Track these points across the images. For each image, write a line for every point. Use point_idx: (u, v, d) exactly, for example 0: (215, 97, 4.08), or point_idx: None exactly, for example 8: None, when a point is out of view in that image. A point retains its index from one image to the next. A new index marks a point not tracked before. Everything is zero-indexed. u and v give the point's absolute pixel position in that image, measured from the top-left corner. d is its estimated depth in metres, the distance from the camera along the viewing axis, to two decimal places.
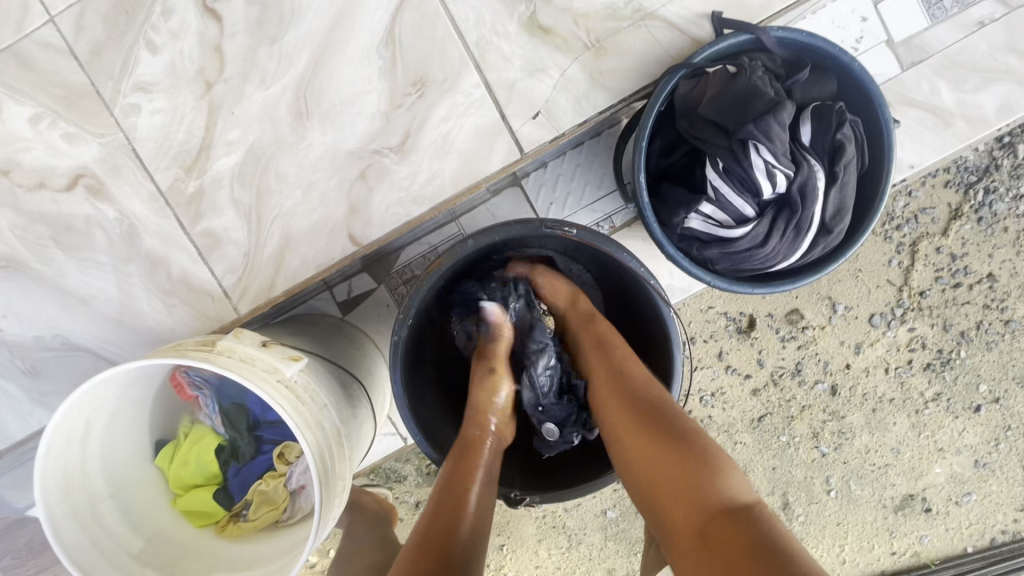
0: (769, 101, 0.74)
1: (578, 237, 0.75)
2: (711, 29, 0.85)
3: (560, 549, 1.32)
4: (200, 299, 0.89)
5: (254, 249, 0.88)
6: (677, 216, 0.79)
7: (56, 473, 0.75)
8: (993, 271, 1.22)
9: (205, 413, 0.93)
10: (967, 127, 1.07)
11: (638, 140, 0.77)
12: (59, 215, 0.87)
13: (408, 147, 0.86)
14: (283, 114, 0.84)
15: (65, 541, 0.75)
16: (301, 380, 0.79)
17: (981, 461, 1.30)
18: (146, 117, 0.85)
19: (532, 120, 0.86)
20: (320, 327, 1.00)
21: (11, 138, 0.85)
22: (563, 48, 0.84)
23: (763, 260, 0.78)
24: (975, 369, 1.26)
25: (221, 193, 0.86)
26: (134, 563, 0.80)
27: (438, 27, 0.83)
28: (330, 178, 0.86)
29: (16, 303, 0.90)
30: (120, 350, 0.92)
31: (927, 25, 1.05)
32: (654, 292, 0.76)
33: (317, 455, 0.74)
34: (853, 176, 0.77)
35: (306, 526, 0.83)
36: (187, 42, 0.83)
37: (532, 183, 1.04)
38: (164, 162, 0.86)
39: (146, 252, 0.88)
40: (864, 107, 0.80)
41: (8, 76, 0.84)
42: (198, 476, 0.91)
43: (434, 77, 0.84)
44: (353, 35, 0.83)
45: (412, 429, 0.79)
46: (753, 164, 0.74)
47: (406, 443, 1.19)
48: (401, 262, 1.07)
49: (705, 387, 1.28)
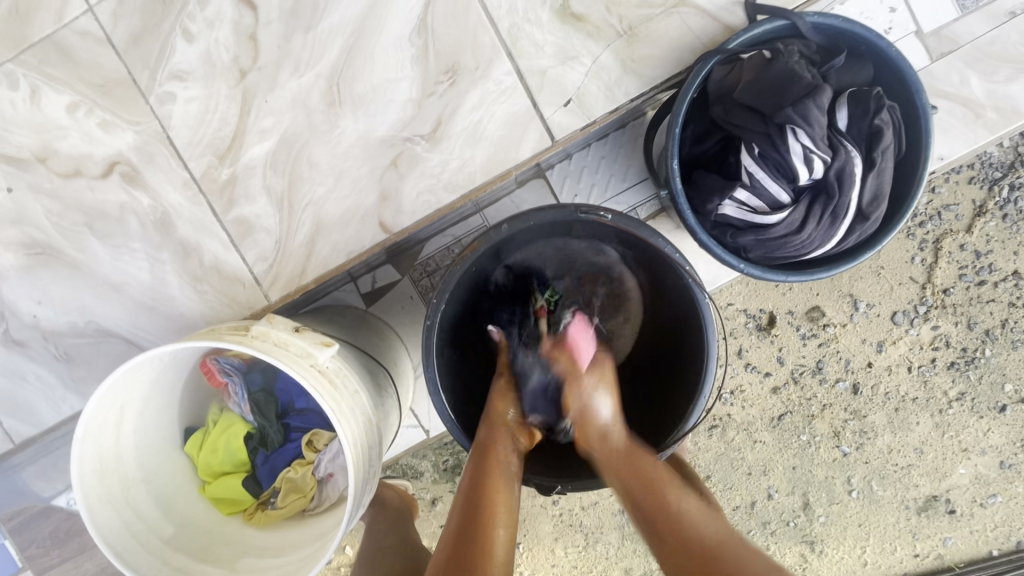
0: (808, 85, 0.73)
1: (612, 222, 0.75)
2: (744, 16, 0.85)
3: (577, 548, 1.32)
4: (230, 286, 0.90)
5: (285, 236, 0.88)
6: (712, 202, 0.78)
7: (93, 455, 0.75)
8: (1019, 269, 1.20)
9: (234, 400, 0.94)
10: (997, 118, 1.06)
11: (671, 126, 0.77)
12: (94, 201, 0.88)
13: (438, 134, 0.86)
14: (315, 102, 0.85)
15: (100, 522, 0.76)
16: (333, 366, 0.79)
17: (1007, 462, 1.28)
18: (181, 105, 0.86)
19: (563, 107, 0.86)
20: (347, 317, 1.01)
21: (48, 125, 0.87)
22: (595, 35, 0.85)
23: (799, 247, 0.77)
24: (1001, 368, 1.24)
25: (254, 181, 0.87)
26: (166, 547, 0.81)
27: (471, 15, 0.83)
28: (359, 165, 0.87)
29: (49, 288, 0.91)
30: (151, 335, 0.92)
31: (957, 15, 1.05)
32: (690, 278, 0.75)
33: (350, 439, 0.74)
34: (890, 162, 0.76)
35: (335, 515, 0.84)
36: (222, 30, 0.84)
37: (557, 175, 1.04)
38: (197, 149, 0.87)
39: (178, 239, 0.89)
40: (900, 93, 0.79)
41: (47, 65, 0.85)
42: (226, 463, 0.91)
43: (465, 64, 0.84)
44: (385, 23, 0.83)
45: (446, 418, 0.79)
46: (790, 149, 0.74)
47: (427, 436, 1.20)
48: (424, 254, 1.08)
49: (725, 385, 1.27)
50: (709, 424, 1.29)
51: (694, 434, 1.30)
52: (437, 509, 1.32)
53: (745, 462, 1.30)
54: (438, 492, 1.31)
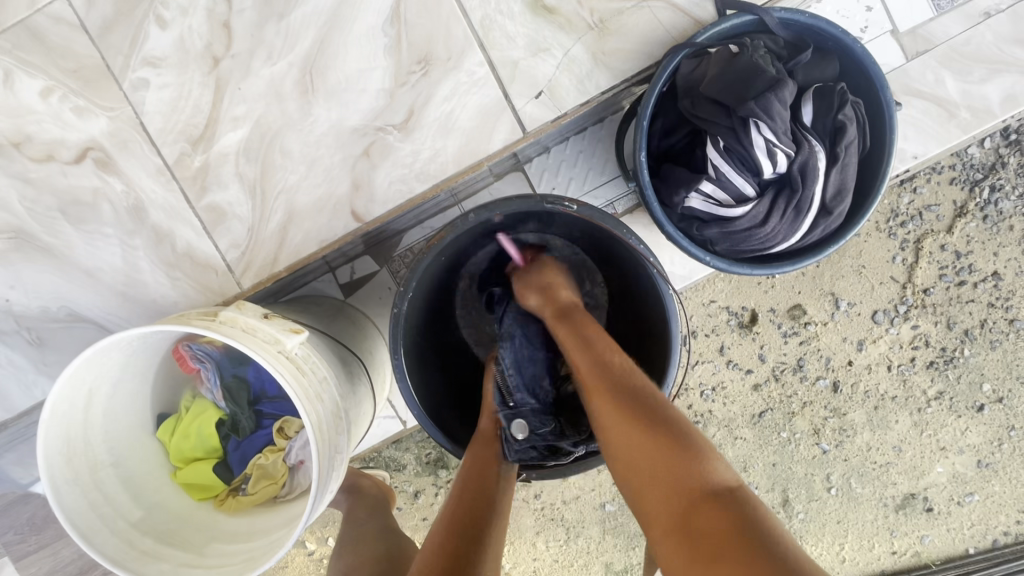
0: (771, 79, 0.74)
1: (578, 212, 0.75)
2: (714, 11, 0.85)
3: (558, 541, 1.33)
4: (204, 273, 0.90)
5: (259, 224, 0.89)
6: (678, 195, 0.79)
7: (60, 437, 0.76)
8: (998, 270, 1.21)
9: (207, 387, 0.94)
10: (972, 118, 1.07)
11: (639, 119, 0.78)
12: (68, 187, 0.89)
13: (412, 124, 0.86)
14: (289, 90, 0.85)
15: (66, 504, 0.76)
16: (301, 353, 0.80)
17: (984, 462, 1.29)
18: (155, 91, 0.86)
19: (535, 99, 0.86)
20: (322, 306, 1.01)
21: (21, 111, 0.87)
22: (567, 28, 0.85)
23: (763, 240, 0.78)
24: (979, 368, 1.26)
25: (227, 168, 0.87)
26: (134, 531, 0.81)
27: (443, 5, 0.84)
28: (334, 154, 0.87)
29: (22, 274, 0.91)
30: (124, 321, 0.93)
31: (933, 15, 1.06)
32: (655, 272, 0.76)
33: (315, 425, 0.74)
34: (854, 158, 0.77)
35: (303, 501, 0.85)
36: (195, 17, 0.84)
37: (535, 169, 1.05)
38: (171, 136, 0.87)
39: (152, 225, 0.89)
40: (866, 89, 0.80)
41: (20, 49, 0.85)
42: (198, 449, 0.92)
43: (438, 55, 0.85)
44: (358, 12, 0.84)
45: (412, 405, 0.80)
46: (753, 143, 0.75)
47: (406, 427, 1.20)
48: (403, 245, 1.09)
49: (706, 381, 1.28)
50: (689, 420, 1.30)
51: None
52: (421, 501, 1.32)
53: (725, 458, 1.31)
54: (420, 485, 1.32)
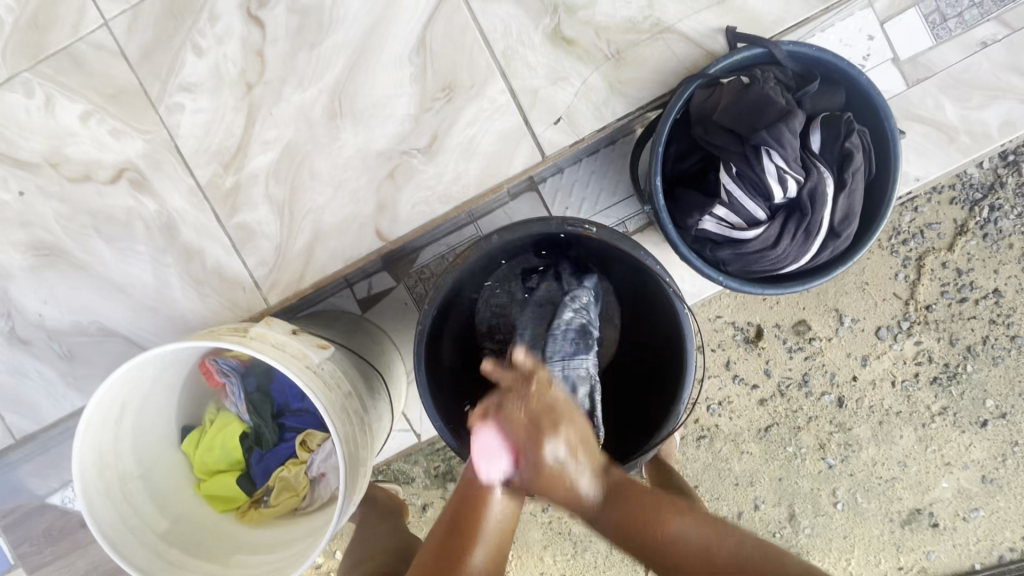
0: (781, 109, 0.78)
1: (596, 235, 0.78)
2: (725, 42, 0.89)
3: (566, 555, 1.34)
4: (231, 290, 0.93)
5: (285, 242, 0.92)
6: (692, 218, 0.83)
7: (93, 449, 0.78)
8: (999, 288, 1.24)
9: (231, 400, 0.97)
10: (970, 142, 1.11)
11: (654, 145, 0.81)
12: (103, 205, 0.92)
13: (435, 147, 0.90)
14: (317, 115, 0.89)
15: (97, 515, 0.78)
16: (327, 368, 0.82)
17: (988, 477, 1.31)
18: (189, 115, 0.90)
19: (554, 125, 0.90)
20: (342, 321, 1.04)
21: (60, 132, 0.90)
22: (584, 58, 0.89)
23: (774, 262, 0.82)
24: (982, 384, 1.28)
25: (256, 189, 0.91)
26: (161, 542, 0.83)
27: (467, 36, 0.88)
28: (359, 176, 0.91)
29: (55, 289, 0.94)
30: (152, 336, 0.96)
31: (932, 44, 1.10)
32: (671, 291, 0.79)
33: (342, 437, 0.77)
34: (861, 183, 0.81)
35: (325, 514, 0.87)
36: (231, 46, 0.88)
37: (549, 189, 1.08)
38: (203, 157, 0.91)
39: (182, 243, 0.92)
40: (871, 118, 0.84)
41: (62, 75, 0.89)
42: (222, 461, 0.94)
43: (462, 83, 0.89)
44: (386, 42, 0.88)
45: (433, 418, 0.83)
46: (765, 169, 0.78)
47: (420, 440, 1.22)
48: (419, 262, 1.12)
49: (712, 396, 1.31)
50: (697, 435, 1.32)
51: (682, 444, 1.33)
52: (429, 514, 1.34)
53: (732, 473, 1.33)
54: (430, 498, 1.33)
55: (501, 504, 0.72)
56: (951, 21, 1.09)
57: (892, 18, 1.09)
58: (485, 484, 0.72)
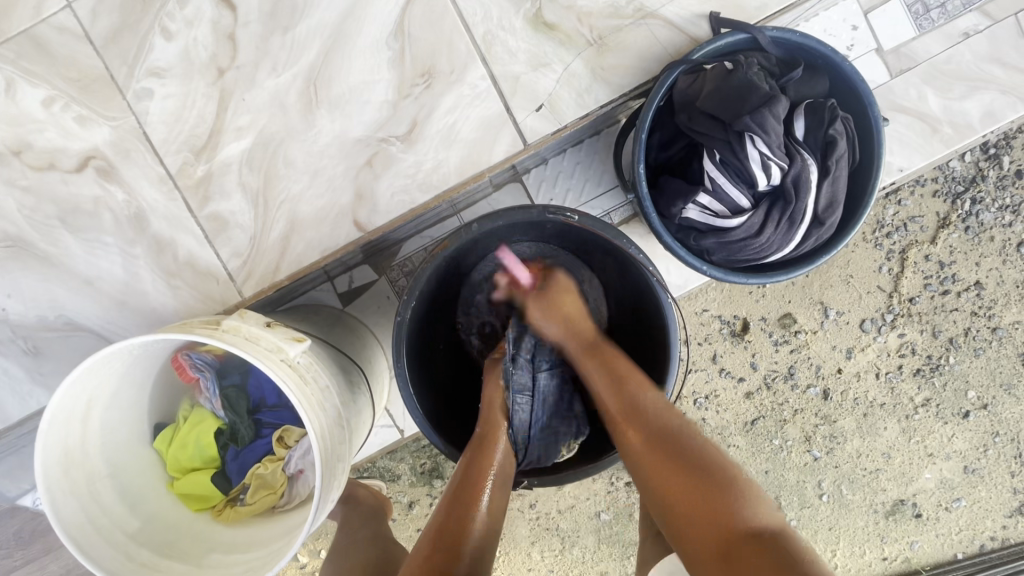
0: (765, 95, 0.77)
1: (579, 223, 0.77)
2: (709, 29, 0.88)
3: (553, 551, 1.33)
4: (205, 282, 0.91)
5: (261, 233, 0.89)
6: (676, 206, 0.81)
7: (58, 446, 0.75)
8: (980, 279, 1.25)
9: (206, 396, 0.94)
10: (953, 133, 1.11)
11: (637, 132, 0.80)
12: (69, 195, 0.89)
13: (415, 135, 0.88)
14: (292, 102, 0.87)
15: (63, 515, 0.75)
16: (303, 361, 0.80)
17: (970, 467, 1.32)
18: (159, 101, 0.87)
19: (535, 112, 0.88)
20: (322, 315, 1.02)
21: (23, 119, 0.87)
22: (567, 44, 0.87)
23: (758, 250, 0.81)
24: (964, 376, 1.29)
25: (229, 178, 0.88)
26: (131, 543, 0.81)
27: (446, 21, 0.86)
28: (337, 164, 0.88)
29: (19, 282, 0.90)
30: (121, 330, 0.92)
31: (915, 34, 1.10)
32: (653, 280, 0.77)
33: (318, 432, 0.75)
34: (845, 171, 0.80)
35: (302, 511, 0.85)
36: (201, 29, 0.85)
37: (533, 180, 1.07)
38: (174, 145, 0.88)
39: (152, 234, 0.89)
40: (854, 105, 0.83)
41: (23, 59, 0.86)
42: (196, 459, 0.92)
43: (441, 68, 0.87)
44: (363, 26, 0.85)
45: (414, 412, 0.80)
46: (748, 156, 0.77)
47: (404, 436, 1.20)
48: (401, 255, 1.10)
49: (699, 390, 1.30)
50: None
51: None
52: (414, 512, 1.32)
53: None
54: (415, 495, 1.31)
55: (488, 505, 0.73)
56: (933, 12, 1.09)
57: (876, 8, 1.09)
58: (474, 482, 0.74)
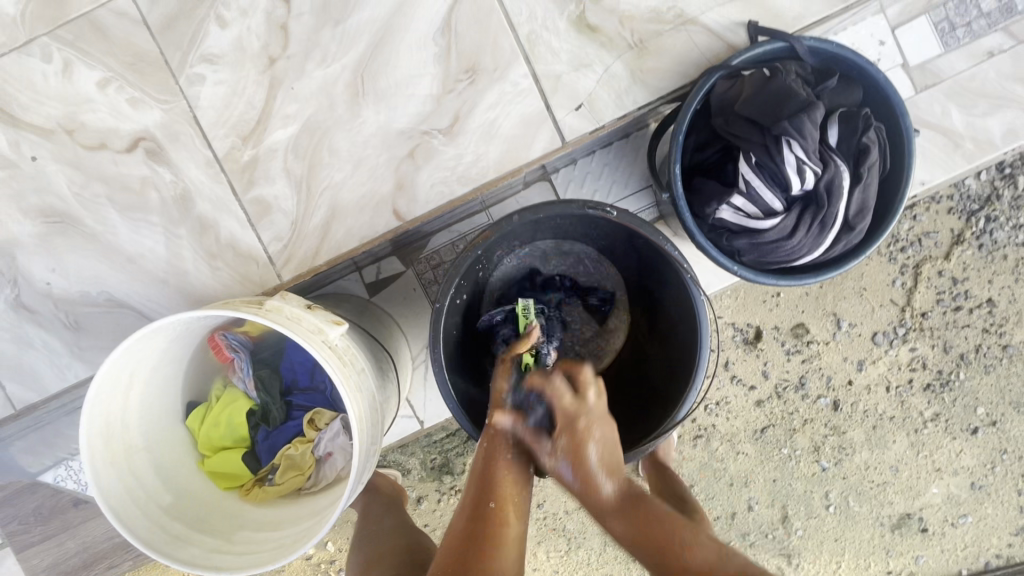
0: (803, 101, 0.80)
1: (617, 219, 0.79)
2: (745, 37, 0.91)
3: (559, 552, 1.34)
4: (244, 264, 0.93)
5: (300, 219, 0.92)
6: (710, 206, 0.84)
7: (101, 416, 0.77)
8: (992, 297, 1.27)
9: (239, 376, 0.96)
10: (975, 149, 1.14)
11: (676, 133, 0.82)
12: (116, 174, 0.91)
13: (456, 129, 0.90)
14: (339, 92, 0.89)
15: (103, 485, 0.77)
16: (342, 344, 0.82)
17: (977, 484, 1.33)
18: (210, 87, 0.89)
19: (574, 111, 0.91)
20: (352, 303, 1.04)
21: (77, 99, 0.89)
22: (608, 46, 0.90)
23: (789, 253, 0.83)
24: (973, 392, 1.30)
25: (274, 164, 0.91)
26: (165, 516, 0.82)
27: (492, 19, 0.89)
28: (378, 155, 0.91)
29: (63, 257, 0.93)
30: (162, 308, 0.94)
31: (941, 52, 1.12)
32: (687, 278, 0.80)
33: (355, 411, 0.76)
34: (876, 178, 0.82)
35: (330, 493, 0.87)
36: (255, 19, 0.88)
37: (562, 179, 1.09)
38: (222, 130, 0.90)
39: (196, 215, 0.92)
40: (887, 114, 0.85)
41: (82, 40, 0.88)
42: (227, 438, 0.93)
43: (485, 65, 0.89)
44: (411, 22, 0.88)
45: (448, 398, 0.82)
46: (785, 159, 0.80)
47: (421, 428, 1.21)
48: (429, 249, 1.12)
49: (711, 396, 1.31)
50: (693, 434, 1.33)
51: (679, 443, 1.34)
52: (422, 507, 1.33)
53: (727, 472, 1.34)
54: (423, 491, 1.33)
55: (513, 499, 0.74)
56: (959, 31, 1.12)
57: (903, 25, 1.12)
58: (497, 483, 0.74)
